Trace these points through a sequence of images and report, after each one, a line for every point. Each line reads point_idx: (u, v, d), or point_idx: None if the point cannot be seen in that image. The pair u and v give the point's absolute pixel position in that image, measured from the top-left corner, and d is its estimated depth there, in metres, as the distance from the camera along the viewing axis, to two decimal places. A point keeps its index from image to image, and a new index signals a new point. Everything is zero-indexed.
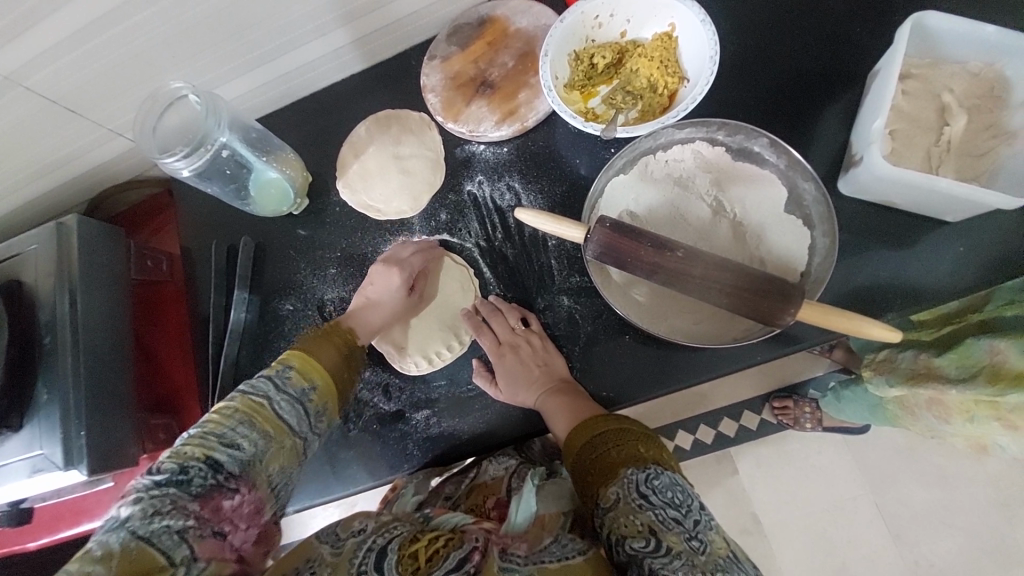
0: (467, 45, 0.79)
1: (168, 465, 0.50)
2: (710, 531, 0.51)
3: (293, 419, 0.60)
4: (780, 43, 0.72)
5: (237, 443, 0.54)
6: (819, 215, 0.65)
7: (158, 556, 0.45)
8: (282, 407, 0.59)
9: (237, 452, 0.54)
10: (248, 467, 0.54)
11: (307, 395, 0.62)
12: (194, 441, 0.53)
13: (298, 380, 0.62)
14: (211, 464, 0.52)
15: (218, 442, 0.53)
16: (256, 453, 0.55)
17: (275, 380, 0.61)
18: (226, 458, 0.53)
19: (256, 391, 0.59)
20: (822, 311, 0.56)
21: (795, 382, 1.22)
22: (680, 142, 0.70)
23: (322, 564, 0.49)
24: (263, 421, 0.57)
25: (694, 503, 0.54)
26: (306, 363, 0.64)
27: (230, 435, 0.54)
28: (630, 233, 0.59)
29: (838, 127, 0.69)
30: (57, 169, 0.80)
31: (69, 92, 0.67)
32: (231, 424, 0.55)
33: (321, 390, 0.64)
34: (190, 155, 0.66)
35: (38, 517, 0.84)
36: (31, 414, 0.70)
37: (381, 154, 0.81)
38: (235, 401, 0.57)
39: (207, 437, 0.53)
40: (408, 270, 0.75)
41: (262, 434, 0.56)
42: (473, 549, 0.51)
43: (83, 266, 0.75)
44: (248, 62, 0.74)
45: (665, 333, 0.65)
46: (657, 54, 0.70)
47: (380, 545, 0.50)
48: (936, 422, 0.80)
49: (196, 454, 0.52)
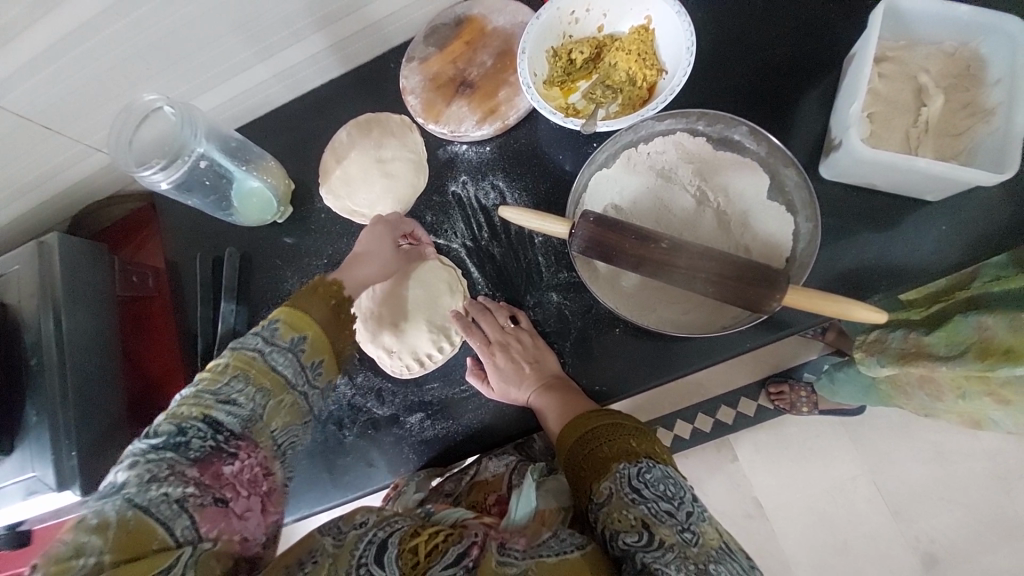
0: (445, 45, 0.79)
1: (165, 428, 0.51)
2: (702, 522, 0.51)
3: (289, 372, 0.59)
4: (757, 31, 0.72)
5: (234, 399, 0.54)
6: (802, 201, 0.65)
7: (156, 525, 0.45)
8: (276, 360, 0.58)
9: (235, 408, 0.54)
10: (248, 425, 0.54)
11: (300, 346, 0.61)
12: (189, 402, 0.53)
13: (287, 334, 0.60)
14: (209, 423, 0.52)
15: (214, 400, 0.53)
16: (254, 410, 0.55)
17: (264, 334, 0.59)
18: (224, 416, 0.53)
19: (246, 346, 0.58)
20: (807, 296, 0.56)
21: (789, 368, 1.22)
22: (660, 134, 0.70)
23: (323, 555, 0.48)
24: (259, 376, 0.57)
25: (686, 495, 0.54)
26: (296, 316, 0.62)
27: (225, 392, 0.54)
28: (614, 226, 0.59)
29: (817, 112, 0.70)
30: (37, 187, 0.79)
31: (44, 109, 0.66)
32: (226, 380, 0.55)
33: (312, 343, 0.62)
34: (169, 167, 0.65)
35: (37, 537, 0.85)
36: (21, 436, 0.69)
37: (364, 158, 0.81)
38: (226, 357, 0.57)
39: (202, 396, 0.53)
40: (394, 228, 0.75)
41: (258, 389, 0.56)
42: (472, 544, 0.51)
43: (67, 283, 0.74)
44: (223, 71, 0.73)
45: (654, 324, 0.66)
46: (634, 47, 0.70)
47: (381, 538, 0.49)
48: (929, 400, 0.81)
49: (193, 414, 0.52)
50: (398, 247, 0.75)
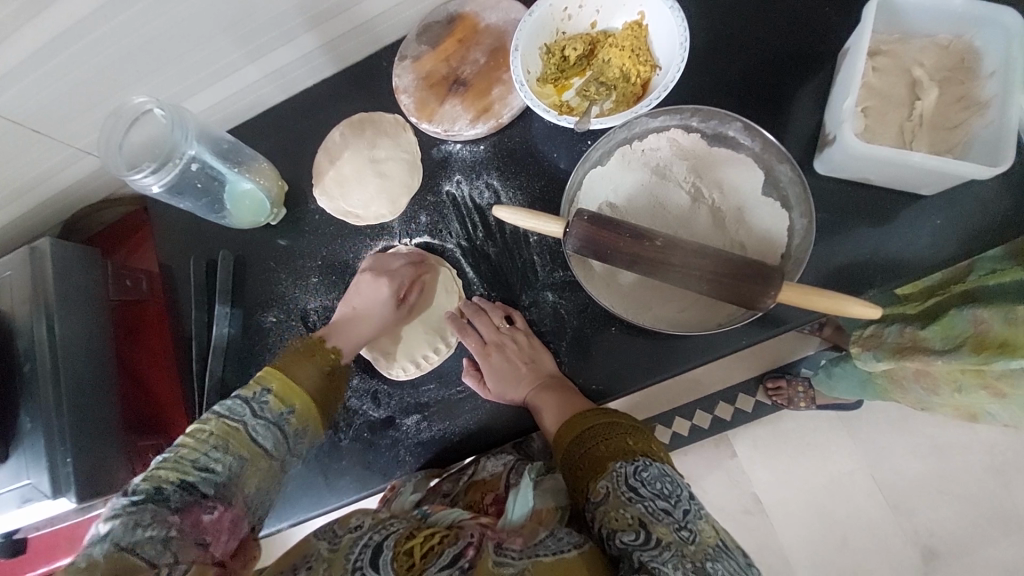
0: (437, 44, 0.78)
1: (144, 486, 0.52)
2: (699, 521, 0.51)
3: (270, 442, 0.60)
4: (751, 25, 0.71)
5: (211, 466, 0.55)
6: (797, 196, 0.65)
7: (142, 562, 0.46)
8: (258, 432, 0.59)
9: (211, 473, 0.55)
10: (224, 488, 0.55)
11: (285, 418, 0.62)
12: (170, 465, 0.55)
13: (275, 405, 0.61)
14: (186, 485, 0.53)
15: (191, 466, 0.55)
16: (231, 475, 0.56)
17: (252, 405, 0.61)
18: (200, 479, 0.54)
19: (232, 414, 0.59)
20: (801, 292, 0.56)
21: (786, 363, 1.22)
22: (655, 131, 0.69)
23: (318, 560, 0.48)
24: (239, 445, 0.58)
25: (682, 493, 0.54)
26: (285, 387, 0.63)
27: (204, 459, 0.55)
28: (608, 225, 0.59)
29: (812, 106, 0.69)
30: (27, 192, 0.78)
31: (33, 113, 0.65)
32: (206, 448, 0.56)
33: (300, 414, 0.63)
34: (159, 171, 0.65)
35: (34, 545, 0.85)
36: (16, 444, 0.69)
37: (357, 159, 0.80)
38: (210, 424, 0.58)
39: (182, 460, 0.55)
40: (397, 280, 0.74)
41: (236, 457, 0.57)
42: (467, 546, 0.51)
43: (59, 289, 0.74)
44: (213, 72, 0.72)
45: (650, 323, 0.66)
46: (628, 43, 0.69)
47: (376, 541, 0.49)
48: (924, 393, 0.81)
49: (170, 476, 0.54)
50: (399, 302, 0.75)
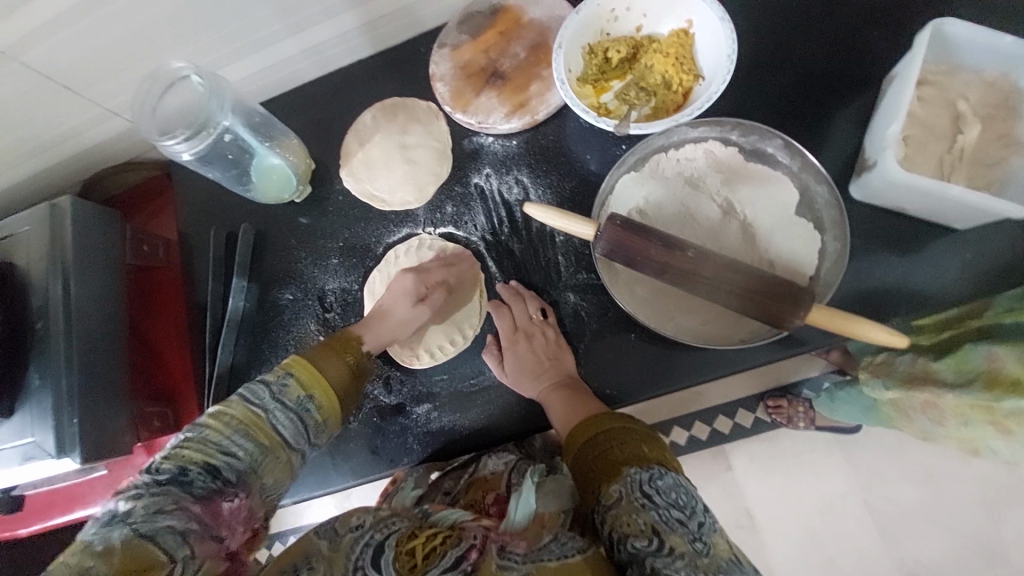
0: (478, 34, 0.77)
1: (169, 467, 0.52)
2: (713, 534, 0.51)
3: (289, 432, 0.59)
4: (796, 44, 0.71)
5: (234, 452, 0.55)
6: (831, 219, 0.65)
7: (159, 553, 0.46)
8: (278, 419, 0.59)
9: (233, 459, 0.55)
10: (243, 476, 0.55)
11: (305, 407, 0.61)
12: (195, 446, 0.54)
13: (296, 391, 0.61)
14: (210, 470, 0.53)
15: (216, 450, 0.54)
16: (251, 463, 0.56)
17: (273, 389, 0.60)
18: (223, 465, 0.54)
19: (255, 401, 0.59)
20: (830, 315, 0.55)
21: (789, 382, 1.22)
22: (693, 141, 0.69)
23: (319, 559, 0.50)
24: (260, 433, 0.57)
25: (697, 505, 0.53)
26: (308, 374, 0.62)
27: (227, 443, 0.55)
28: (639, 231, 0.58)
29: (851, 130, 0.69)
30: (51, 148, 0.78)
31: (66, 69, 0.64)
32: (230, 433, 0.56)
33: (320, 402, 0.62)
34: (192, 138, 0.64)
35: (31, 503, 0.85)
36: (22, 400, 0.69)
37: (388, 143, 0.80)
38: (234, 409, 0.58)
39: (207, 443, 0.55)
40: (422, 278, 0.74)
41: (258, 446, 0.57)
42: (471, 547, 0.51)
43: (77, 247, 0.73)
44: (251, 44, 0.71)
45: (672, 332, 0.65)
46: (672, 50, 0.69)
47: (378, 541, 0.51)
48: (930, 425, 0.78)
49: (196, 458, 0.53)
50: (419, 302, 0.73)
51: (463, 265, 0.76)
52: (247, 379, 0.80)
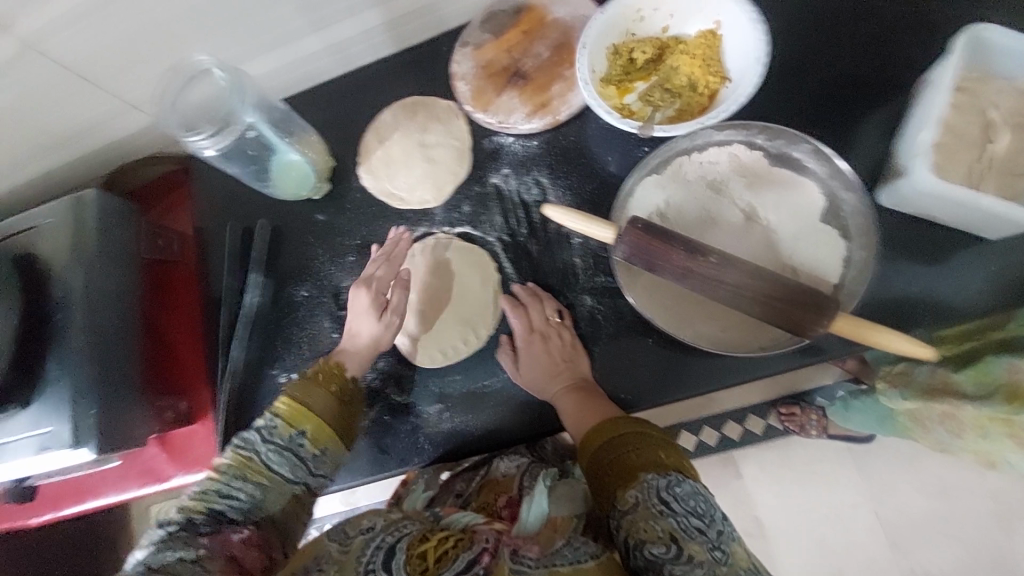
0: (501, 33, 0.77)
1: (176, 518, 0.59)
2: (731, 543, 0.51)
3: (286, 468, 0.63)
4: (825, 48, 0.70)
5: (234, 494, 0.60)
6: (857, 227, 0.63)
7: None
8: (271, 458, 0.63)
9: (234, 500, 0.60)
10: (247, 512, 0.60)
11: (297, 441, 0.63)
12: (197, 497, 0.60)
13: (285, 429, 0.64)
14: (213, 513, 0.59)
15: (217, 495, 0.60)
16: (253, 500, 0.61)
17: (262, 431, 0.64)
18: (225, 507, 0.60)
19: (245, 445, 0.63)
20: (852, 322, 0.54)
21: (801, 390, 1.21)
22: (717, 144, 0.68)
23: (329, 562, 0.50)
24: (256, 473, 0.62)
25: (714, 513, 0.53)
26: (294, 411, 0.64)
27: (225, 488, 0.61)
28: (661, 235, 0.57)
29: (879, 136, 0.68)
30: (75, 140, 0.79)
31: (90, 62, 0.64)
32: (227, 479, 0.61)
33: (312, 434, 0.64)
34: (216, 134, 0.64)
35: (42, 495, 0.90)
36: (39, 390, 0.70)
37: (407, 142, 0.80)
38: (227, 458, 0.63)
39: (207, 492, 0.61)
40: (377, 287, 0.73)
41: (256, 484, 0.61)
42: (483, 551, 0.50)
43: (100, 240, 0.74)
44: (273, 39, 0.71)
45: (690, 338, 0.64)
46: (700, 52, 0.68)
47: (389, 543, 0.50)
48: (947, 436, 0.77)
49: (199, 507, 0.59)
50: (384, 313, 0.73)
51: (477, 263, 0.77)
52: (263, 376, 0.80)
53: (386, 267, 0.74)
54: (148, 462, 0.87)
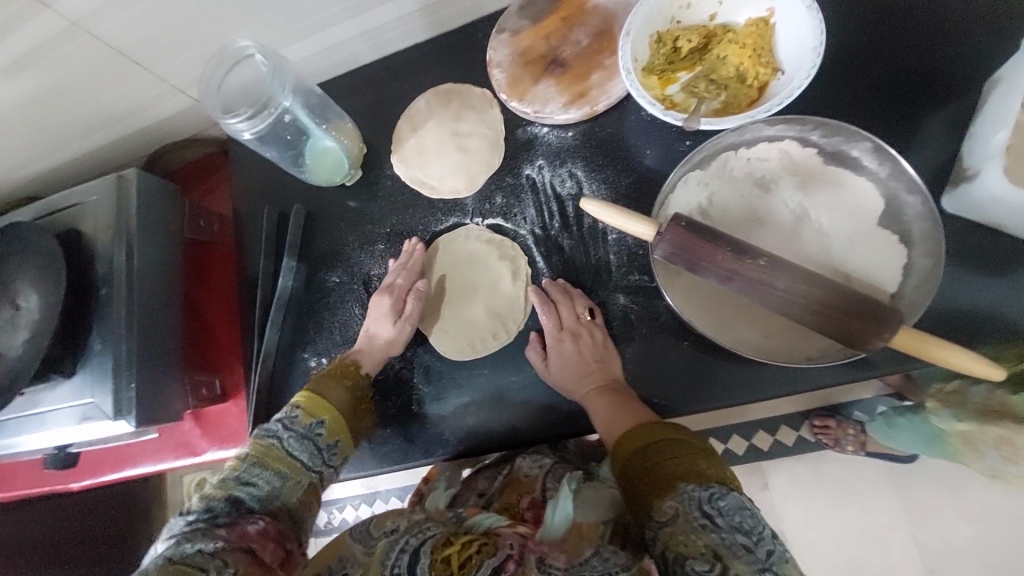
0: (540, 19, 0.74)
1: (198, 506, 0.58)
2: (784, 564, 0.47)
3: (305, 455, 0.64)
4: (890, 38, 0.65)
5: (253, 482, 0.60)
6: (921, 233, 0.58)
7: (190, 568, 0.49)
8: (292, 446, 0.63)
9: (254, 488, 0.60)
10: (266, 502, 0.60)
11: (315, 431, 0.65)
12: (218, 484, 0.60)
13: (305, 419, 0.65)
14: (232, 501, 0.59)
15: (236, 482, 0.60)
16: (271, 488, 0.61)
17: (284, 420, 0.65)
18: (245, 495, 0.60)
19: (267, 433, 0.64)
20: (919, 339, 0.50)
21: (838, 403, 1.15)
22: (767, 139, 0.63)
23: (354, 564, 0.51)
24: (275, 461, 0.62)
25: (765, 530, 0.49)
26: (314, 403, 0.67)
27: (245, 475, 0.61)
28: (706, 235, 0.55)
29: (949, 135, 0.62)
30: (123, 121, 0.81)
31: (136, 44, 0.66)
32: (246, 466, 0.61)
33: (329, 426, 0.66)
34: (254, 117, 0.64)
35: (84, 462, 0.94)
36: (82, 362, 0.73)
37: (440, 130, 0.79)
38: (249, 445, 0.63)
39: (228, 479, 0.60)
40: (397, 294, 0.75)
41: (275, 472, 0.62)
42: (507, 558, 0.49)
43: (140, 220, 0.76)
44: (311, 24, 0.71)
45: (731, 344, 0.61)
46: (750, 41, 0.64)
47: (413, 547, 0.49)
48: (1000, 461, 0.72)
49: (219, 494, 0.59)
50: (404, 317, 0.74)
51: (509, 256, 0.75)
52: (293, 359, 0.82)
53: (404, 276, 0.76)
54: (183, 436, 0.90)
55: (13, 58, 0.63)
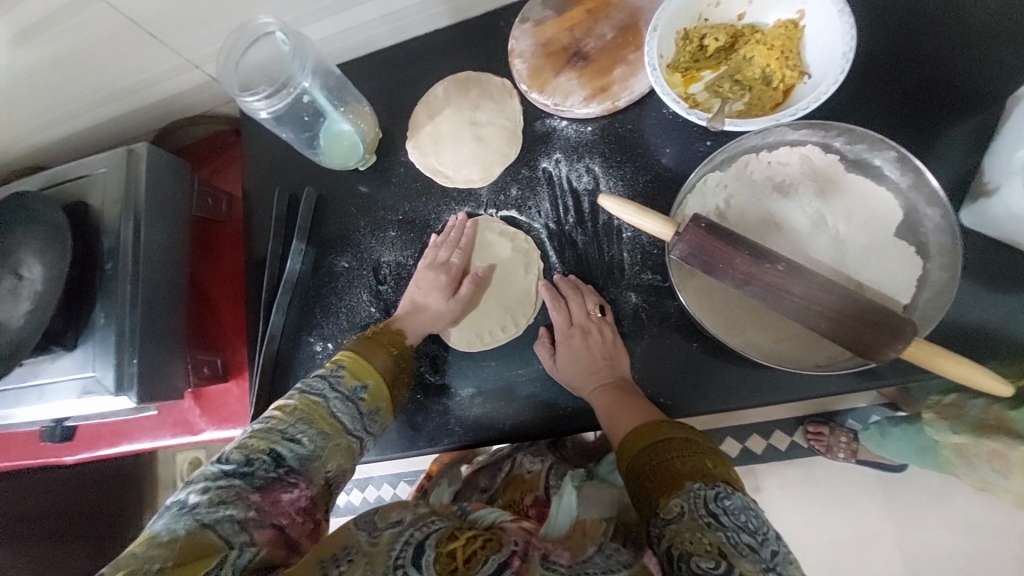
0: (564, 10, 0.73)
1: (236, 456, 0.54)
2: (788, 564, 0.48)
3: (346, 418, 0.62)
4: (919, 47, 0.64)
5: (296, 439, 0.57)
6: (938, 245, 0.58)
7: (217, 540, 0.47)
8: (335, 406, 0.61)
9: (296, 446, 0.57)
10: (304, 464, 0.56)
11: (359, 395, 0.64)
12: (259, 435, 0.56)
13: (349, 381, 0.64)
14: (274, 457, 0.55)
15: (279, 437, 0.56)
16: (313, 450, 0.57)
17: (329, 379, 0.64)
18: (286, 452, 0.56)
19: (313, 390, 0.61)
20: (930, 351, 0.51)
21: (834, 410, 1.16)
22: (789, 143, 0.63)
23: (359, 553, 0.49)
24: (320, 419, 0.59)
25: (769, 532, 0.50)
26: (359, 365, 0.66)
27: (290, 431, 0.57)
28: (724, 237, 0.54)
29: (971, 150, 0.62)
30: (134, 92, 0.80)
31: (152, 15, 0.64)
32: (292, 421, 0.58)
33: (372, 391, 0.65)
34: (272, 97, 0.63)
35: (80, 436, 0.94)
36: (86, 334, 0.72)
37: (457, 118, 0.78)
38: (293, 399, 0.60)
39: (270, 432, 0.57)
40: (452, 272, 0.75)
41: (318, 432, 0.58)
42: (513, 554, 0.49)
43: (149, 195, 0.75)
44: (332, 4, 0.70)
45: (742, 347, 0.61)
46: (778, 43, 0.63)
47: (417, 539, 0.50)
48: (992, 476, 0.72)
49: (260, 447, 0.55)
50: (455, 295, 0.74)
51: (520, 247, 0.75)
52: (299, 342, 0.81)
53: (460, 255, 0.75)
54: (182, 414, 0.90)
55: (25, 21, 0.61)
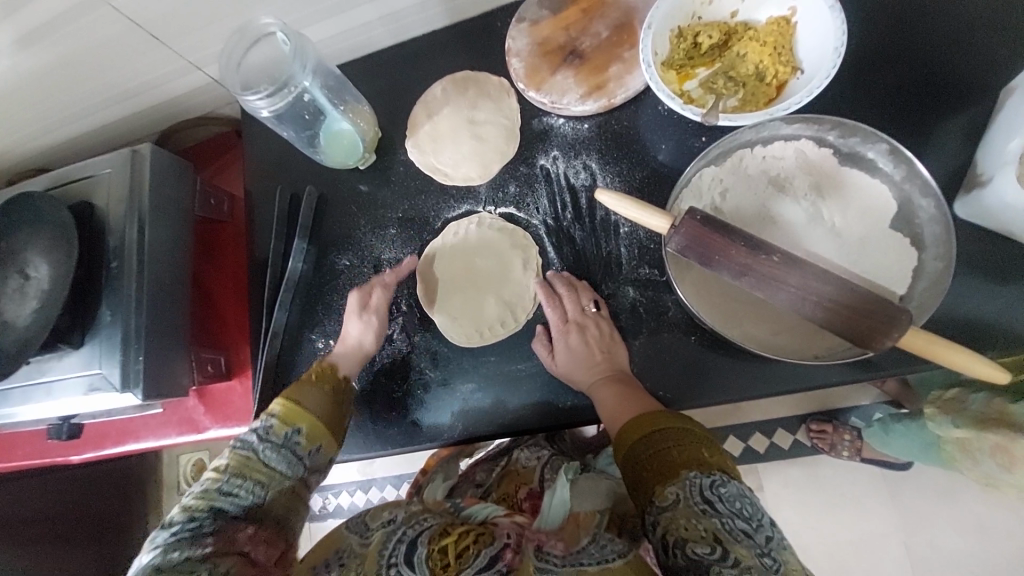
0: (559, 10, 0.74)
1: (180, 517, 0.59)
2: (782, 551, 0.48)
3: (285, 465, 0.65)
4: (911, 42, 0.65)
5: (236, 492, 0.62)
6: (933, 236, 0.58)
7: None
8: (270, 456, 0.65)
9: (237, 499, 0.61)
10: (251, 511, 0.62)
11: (294, 439, 0.66)
12: (199, 496, 0.61)
13: (280, 429, 0.66)
14: (216, 511, 0.60)
15: (218, 493, 0.61)
16: (255, 499, 0.62)
17: (259, 432, 0.66)
18: (228, 505, 0.61)
19: (245, 446, 0.65)
20: (929, 341, 0.51)
21: (837, 409, 1.16)
22: (784, 137, 0.64)
23: (351, 557, 0.50)
24: (254, 471, 0.63)
25: (764, 519, 0.51)
26: (289, 410, 0.68)
27: (227, 487, 0.62)
28: (719, 228, 0.55)
29: (964, 141, 0.62)
30: (138, 95, 0.81)
31: (155, 18, 0.66)
32: (227, 478, 0.62)
33: (306, 432, 0.67)
34: (275, 95, 0.65)
35: (86, 435, 0.94)
36: (91, 333, 0.73)
37: (456, 117, 0.79)
38: (227, 459, 0.64)
39: (209, 491, 0.61)
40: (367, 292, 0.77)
41: (257, 482, 0.63)
42: (504, 547, 0.51)
43: (153, 195, 0.76)
44: (332, 6, 0.71)
45: (739, 339, 0.61)
46: (771, 39, 0.64)
47: (410, 537, 0.50)
48: (996, 470, 0.71)
49: (202, 505, 0.60)
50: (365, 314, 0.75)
51: (518, 244, 0.76)
52: (300, 339, 0.82)
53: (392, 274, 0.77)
54: (186, 413, 0.90)
55: (30, 27, 0.63)
